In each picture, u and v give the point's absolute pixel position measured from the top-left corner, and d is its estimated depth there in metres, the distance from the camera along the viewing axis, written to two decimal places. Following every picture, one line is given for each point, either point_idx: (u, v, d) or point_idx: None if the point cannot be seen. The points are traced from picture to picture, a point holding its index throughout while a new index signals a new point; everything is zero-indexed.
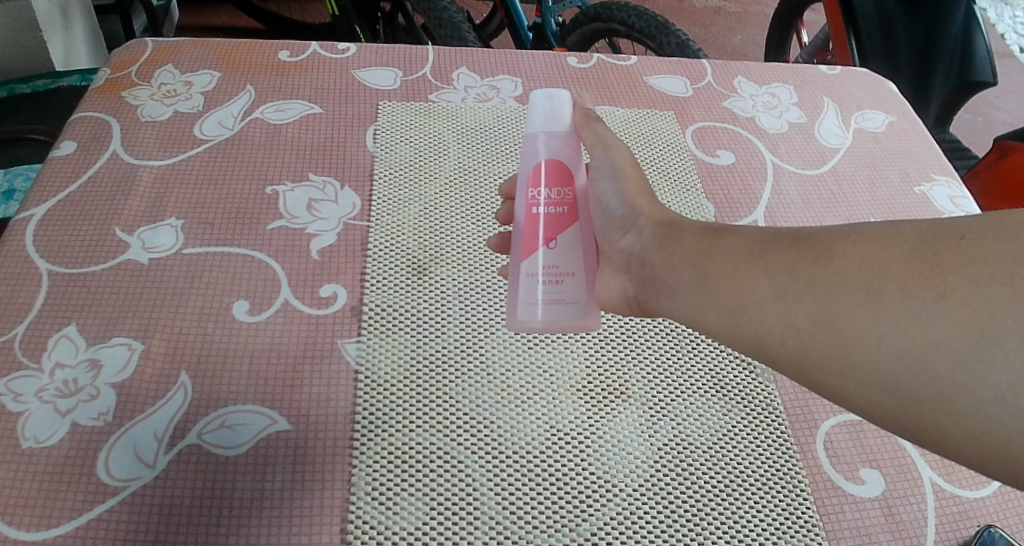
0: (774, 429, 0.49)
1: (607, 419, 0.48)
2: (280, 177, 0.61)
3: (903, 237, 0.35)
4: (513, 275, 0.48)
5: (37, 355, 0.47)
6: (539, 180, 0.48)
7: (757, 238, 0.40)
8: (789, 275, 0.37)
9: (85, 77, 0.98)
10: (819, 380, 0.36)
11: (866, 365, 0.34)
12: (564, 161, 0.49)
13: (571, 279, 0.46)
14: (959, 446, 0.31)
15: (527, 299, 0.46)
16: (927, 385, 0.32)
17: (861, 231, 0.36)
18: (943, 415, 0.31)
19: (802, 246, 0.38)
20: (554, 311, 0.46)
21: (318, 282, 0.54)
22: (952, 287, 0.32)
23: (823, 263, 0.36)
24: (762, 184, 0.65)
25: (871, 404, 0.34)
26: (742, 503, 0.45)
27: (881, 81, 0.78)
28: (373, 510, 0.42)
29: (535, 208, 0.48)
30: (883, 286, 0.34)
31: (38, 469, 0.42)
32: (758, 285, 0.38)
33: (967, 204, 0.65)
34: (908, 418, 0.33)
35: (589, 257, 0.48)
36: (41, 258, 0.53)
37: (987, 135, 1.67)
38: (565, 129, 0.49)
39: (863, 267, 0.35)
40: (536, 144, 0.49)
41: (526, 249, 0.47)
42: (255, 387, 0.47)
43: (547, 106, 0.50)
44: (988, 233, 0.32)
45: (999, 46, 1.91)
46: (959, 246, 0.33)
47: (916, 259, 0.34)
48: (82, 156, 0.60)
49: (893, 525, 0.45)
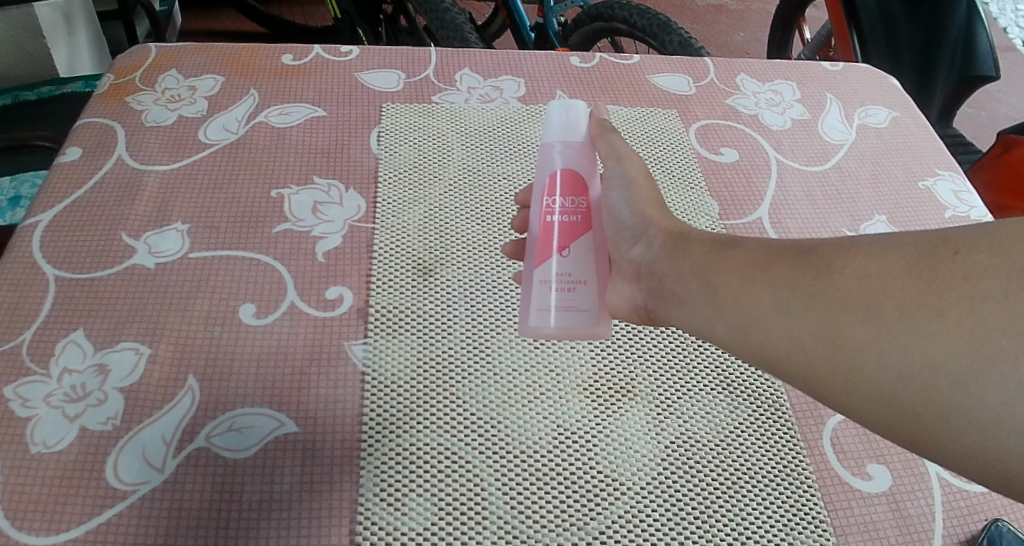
0: (780, 425, 0.49)
1: (614, 418, 0.48)
2: (285, 180, 0.61)
3: (902, 250, 0.34)
4: (526, 281, 0.48)
5: (45, 360, 0.48)
6: (555, 189, 0.48)
7: (762, 252, 0.40)
8: (794, 289, 0.37)
9: (89, 83, 0.98)
10: (825, 396, 0.35)
11: (872, 383, 0.33)
12: (579, 171, 0.49)
13: (583, 287, 0.47)
14: (959, 459, 0.31)
15: (539, 306, 0.47)
16: (930, 401, 0.31)
17: (860, 246, 0.36)
18: (946, 433, 0.31)
19: (805, 260, 0.37)
20: (566, 319, 0.47)
21: (325, 284, 0.54)
22: (949, 307, 0.32)
23: (825, 281, 0.36)
24: (767, 179, 0.65)
25: (874, 420, 0.34)
26: (750, 500, 0.45)
27: (883, 76, 0.78)
28: (381, 510, 0.42)
29: (549, 216, 0.48)
30: (881, 307, 0.33)
31: (47, 474, 0.42)
32: (764, 299, 0.38)
33: (971, 198, 0.65)
34: (910, 434, 0.33)
35: (602, 266, 0.48)
36: (47, 263, 0.53)
37: (992, 130, 1.67)
38: (582, 140, 0.50)
39: (861, 284, 0.35)
40: (552, 153, 0.49)
41: (540, 256, 0.47)
42: (263, 388, 0.48)
43: (563, 117, 0.50)
44: (981, 248, 0.32)
45: (1001, 40, 1.90)
46: (954, 262, 0.32)
47: (913, 277, 0.33)
48: (87, 162, 0.60)
49: (901, 521, 0.45)
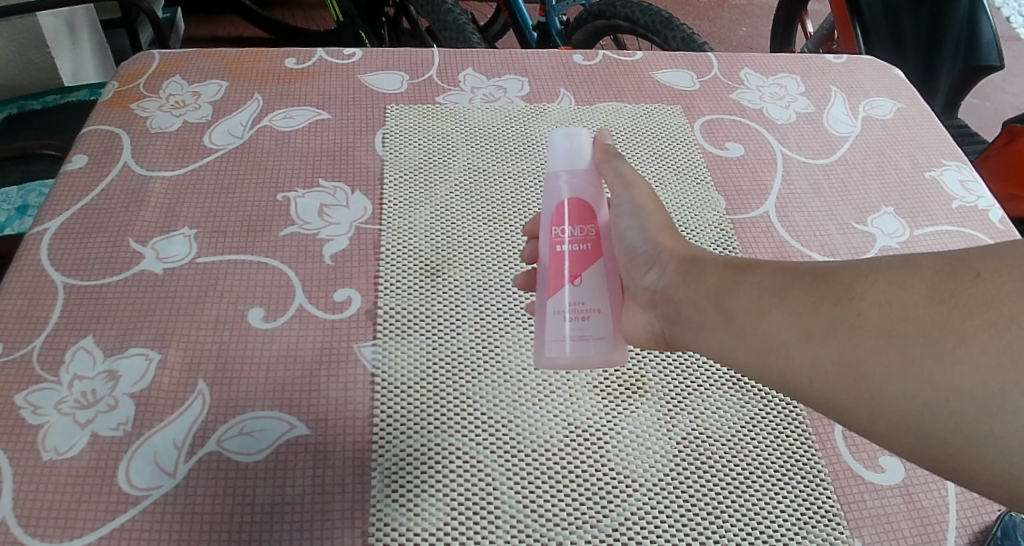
0: (792, 419, 0.49)
1: (625, 415, 0.48)
2: (291, 184, 0.61)
3: (922, 273, 0.34)
4: (540, 312, 0.47)
5: (55, 368, 0.48)
6: (563, 218, 0.48)
7: (779, 275, 0.39)
8: (813, 315, 0.37)
9: (94, 91, 0.99)
10: (851, 421, 0.35)
11: (897, 410, 0.33)
12: (586, 199, 0.48)
13: (597, 316, 0.45)
14: (983, 477, 0.31)
15: (554, 337, 0.45)
16: (958, 427, 0.31)
17: (878, 270, 0.36)
18: (969, 458, 0.31)
19: (823, 286, 0.37)
20: (581, 348, 0.45)
21: (332, 286, 0.54)
22: (972, 333, 0.31)
23: (845, 307, 0.36)
24: (773, 174, 0.64)
25: (902, 445, 0.34)
26: (763, 494, 0.45)
27: (887, 67, 0.77)
28: (394, 511, 0.43)
29: (559, 246, 0.47)
30: (905, 335, 0.33)
31: (59, 481, 0.43)
32: (783, 325, 0.38)
33: (977, 188, 0.65)
34: (937, 457, 0.33)
35: (614, 292, 0.47)
36: (56, 270, 0.53)
37: (996, 120, 1.66)
38: (587, 167, 0.49)
39: (882, 310, 0.34)
40: (558, 183, 0.49)
41: (552, 286, 0.46)
42: (273, 392, 0.48)
43: (567, 146, 0.49)
44: (1002, 269, 0.32)
45: (1005, 29, 1.89)
46: (975, 286, 0.32)
47: (936, 302, 0.33)
48: (94, 169, 0.61)
49: (916, 513, 0.45)
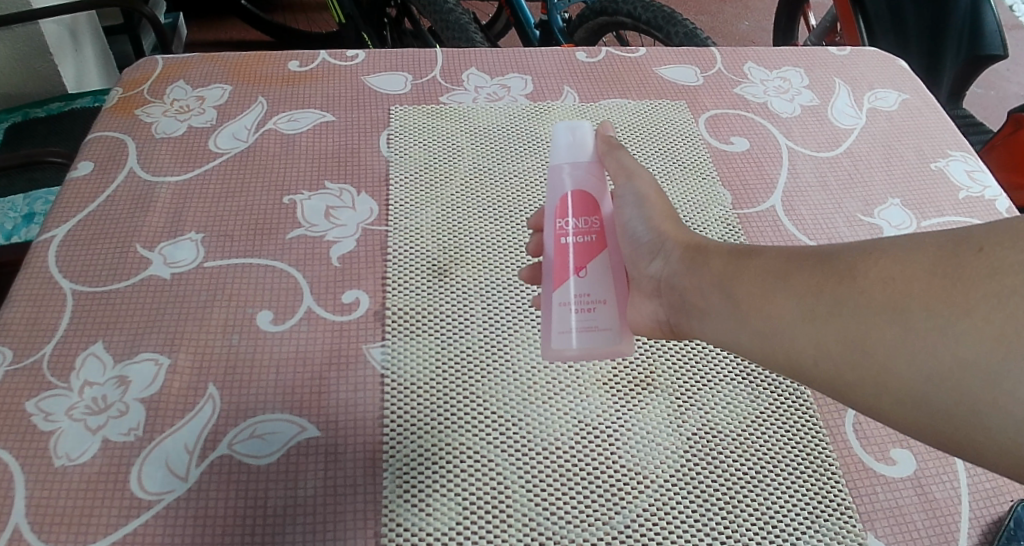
0: (803, 412, 0.49)
1: (636, 411, 0.48)
2: (297, 186, 0.61)
3: (924, 249, 0.34)
4: (545, 304, 0.47)
5: (66, 375, 0.48)
6: (567, 211, 0.48)
7: (784, 259, 0.39)
8: (817, 296, 0.37)
9: (98, 98, 0.99)
10: (857, 401, 0.35)
11: (904, 387, 0.33)
12: (589, 191, 0.48)
13: (603, 306, 0.46)
14: (992, 455, 0.31)
15: (560, 328, 0.46)
16: (964, 396, 0.31)
17: (882, 249, 0.36)
18: (975, 431, 0.31)
19: (827, 267, 0.37)
20: (588, 339, 0.45)
21: (341, 288, 0.54)
22: (975, 304, 0.31)
23: (849, 285, 0.36)
24: (778, 167, 0.64)
25: (907, 421, 0.34)
26: (774, 488, 0.45)
27: (891, 59, 0.77)
28: (407, 511, 0.43)
29: (563, 238, 0.47)
30: (909, 312, 0.33)
31: (72, 486, 0.43)
32: (787, 308, 0.38)
33: (984, 178, 0.65)
34: (943, 434, 0.33)
35: (620, 284, 0.47)
36: (65, 277, 0.53)
37: (1001, 109, 1.66)
38: (590, 159, 0.49)
39: (886, 287, 0.34)
40: (561, 175, 0.49)
41: (557, 278, 0.46)
42: (284, 396, 0.48)
43: (569, 138, 0.49)
44: (1006, 242, 0.32)
45: (1009, 18, 1.87)
46: (979, 259, 0.32)
47: (938, 277, 0.33)
48: (99, 175, 0.61)
49: (927, 505, 0.45)
